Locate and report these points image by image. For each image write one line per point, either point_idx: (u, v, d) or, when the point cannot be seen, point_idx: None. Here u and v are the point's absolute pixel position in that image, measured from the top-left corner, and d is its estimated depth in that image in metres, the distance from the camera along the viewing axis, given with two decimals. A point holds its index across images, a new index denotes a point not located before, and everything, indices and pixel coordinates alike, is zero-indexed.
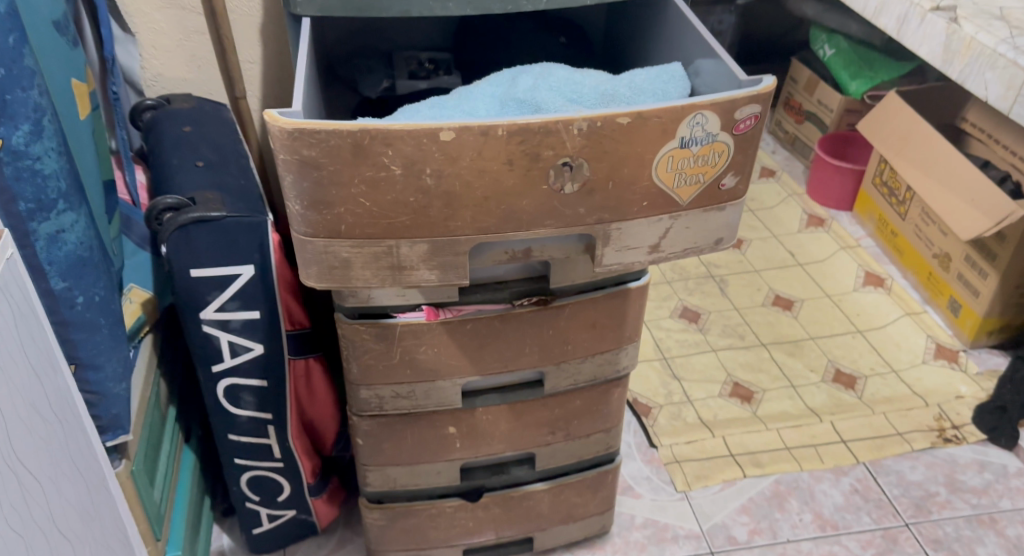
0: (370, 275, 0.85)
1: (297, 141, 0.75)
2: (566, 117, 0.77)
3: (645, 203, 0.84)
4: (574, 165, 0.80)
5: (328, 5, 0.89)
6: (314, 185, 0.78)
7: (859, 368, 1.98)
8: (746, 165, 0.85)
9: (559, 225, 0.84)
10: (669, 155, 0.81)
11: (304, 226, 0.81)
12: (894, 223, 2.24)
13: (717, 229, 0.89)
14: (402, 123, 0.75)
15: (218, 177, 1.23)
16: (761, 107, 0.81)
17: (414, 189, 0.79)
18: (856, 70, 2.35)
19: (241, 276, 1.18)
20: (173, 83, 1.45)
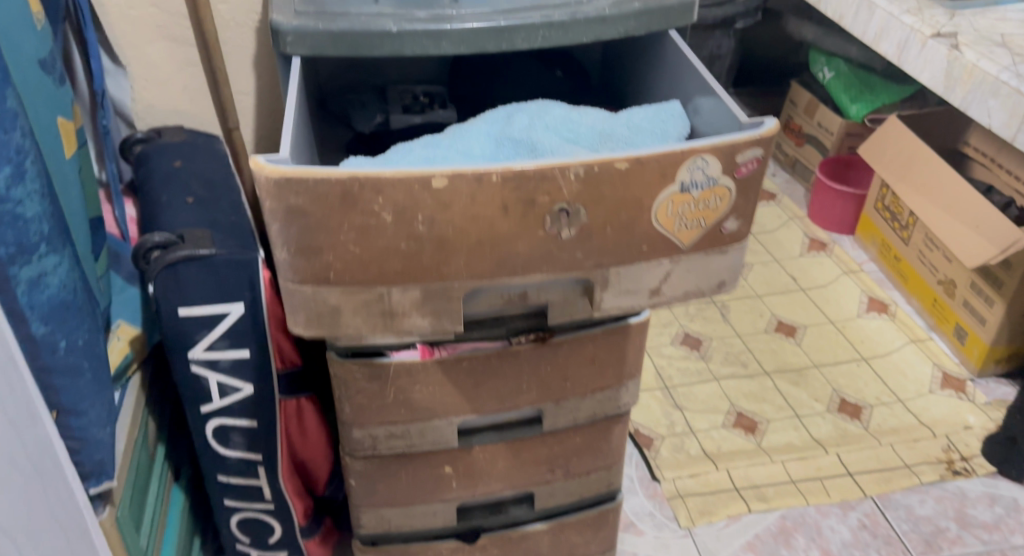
0: (361, 322, 0.82)
1: (283, 189, 0.72)
2: (563, 163, 0.74)
3: (645, 246, 0.82)
4: (571, 211, 0.77)
5: (318, 45, 0.86)
6: (300, 232, 0.75)
7: (865, 398, 1.94)
8: (749, 208, 0.82)
9: (556, 270, 0.81)
10: (669, 200, 0.79)
11: (291, 274, 0.78)
12: (898, 248, 2.20)
13: (719, 271, 0.86)
14: (392, 170, 0.73)
15: (208, 213, 1.21)
16: (763, 150, 0.78)
17: (405, 236, 0.76)
18: (857, 93, 2.32)
19: (230, 315, 1.15)
20: (165, 115, 1.43)
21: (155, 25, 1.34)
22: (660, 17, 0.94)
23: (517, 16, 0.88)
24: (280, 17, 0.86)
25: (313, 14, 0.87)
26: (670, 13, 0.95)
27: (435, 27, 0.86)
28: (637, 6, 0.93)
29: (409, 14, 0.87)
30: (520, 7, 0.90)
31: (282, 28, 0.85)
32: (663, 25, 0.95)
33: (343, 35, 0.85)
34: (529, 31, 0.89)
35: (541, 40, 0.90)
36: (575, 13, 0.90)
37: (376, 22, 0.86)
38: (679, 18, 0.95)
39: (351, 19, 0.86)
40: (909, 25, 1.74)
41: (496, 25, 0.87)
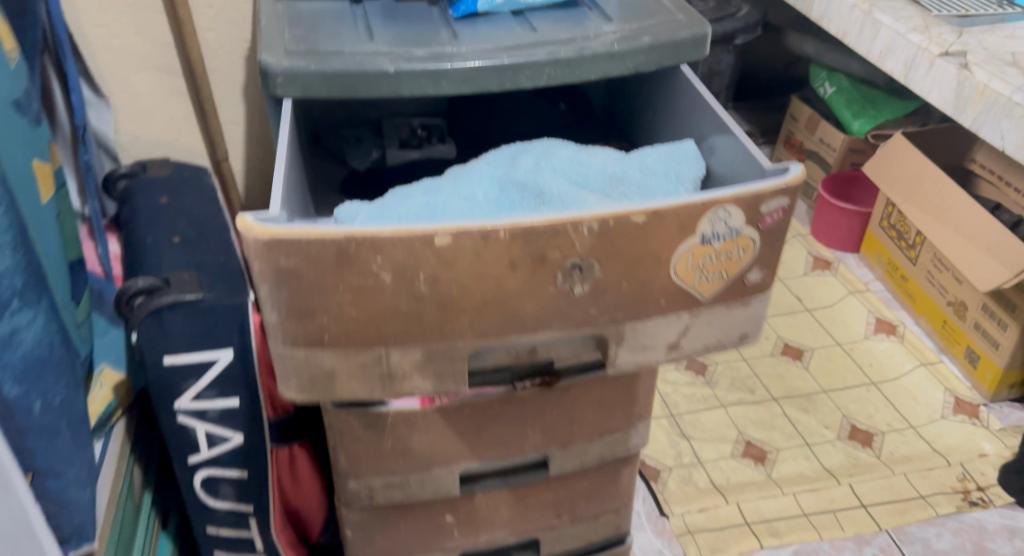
0: (359, 386, 0.76)
1: (274, 251, 0.67)
2: (575, 217, 0.69)
3: (664, 300, 0.76)
4: (584, 267, 0.72)
5: (311, 87, 0.81)
6: (292, 294, 0.69)
7: (875, 423, 1.89)
8: (773, 257, 0.77)
9: (568, 326, 0.76)
10: (689, 253, 0.73)
11: (283, 337, 0.73)
12: (905, 267, 2.13)
13: (741, 323, 0.80)
14: (391, 227, 0.68)
15: (196, 254, 1.14)
16: (788, 200, 0.73)
17: (406, 296, 0.71)
18: (859, 108, 2.25)
19: (218, 362, 1.09)
20: (151, 146, 1.37)
21: (140, 55, 1.28)
22: (672, 52, 0.89)
23: (522, 53, 0.84)
24: (269, 58, 0.81)
25: (304, 54, 0.82)
26: (682, 47, 0.89)
27: (434, 66, 0.82)
28: (646, 41, 0.87)
29: (407, 53, 0.83)
30: (523, 44, 0.86)
31: (270, 70, 0.80)
32: (675, 59, 0.90)
33: (337, 76, 0.80)
34: (534, 70, 0.85)
35: (546, 79, 0.85)
36: (582, 49, 0.86)
37: (371, 61, 0.81)
38: (691, 52, 0.90)
39: (345, 59, 0.81)
40: (916, 43, 1.68)
41: (499, 63, 0.83)
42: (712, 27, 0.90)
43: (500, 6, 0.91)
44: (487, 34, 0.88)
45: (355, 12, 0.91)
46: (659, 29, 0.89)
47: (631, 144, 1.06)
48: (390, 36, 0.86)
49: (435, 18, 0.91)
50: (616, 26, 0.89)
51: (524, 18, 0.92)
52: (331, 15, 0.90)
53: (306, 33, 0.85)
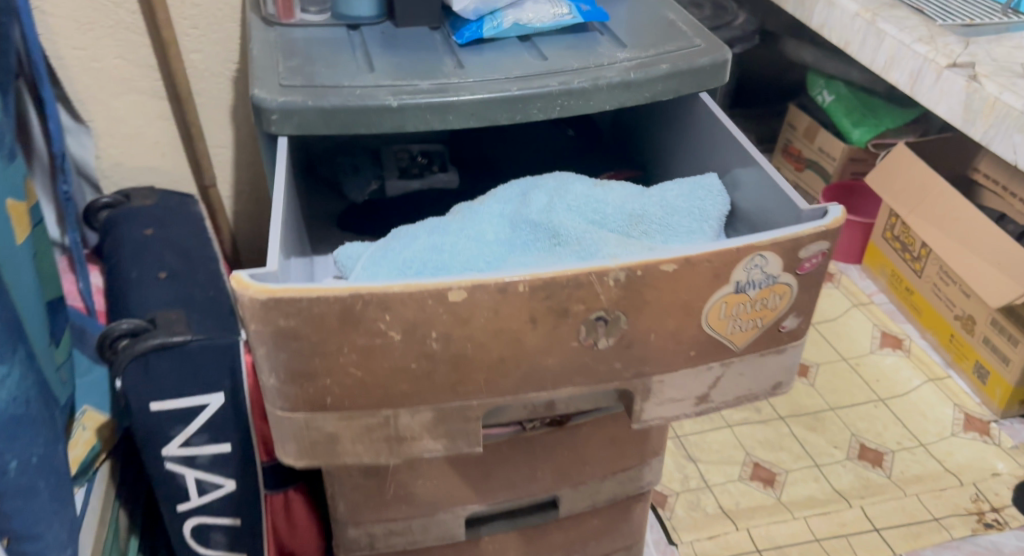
0: (362, 449, 0.76)
1: (273, 310, 0.67)
2: (602, 267, 0.69)
3: (692, 351, 0.77)
4: (610, 318, 0.72)
5: (310, 124, 0.76)
6: (293, 355, 0.70)
7: (885, 442, 1.84)
8: (809, 305, 0.78)
9: (589, 382, 0.76)
10: (723, 301, 0.74)
11: (283, 400, 0.73)
12: (909, 279, 2.07)
13: (774, 372, 0.81)
14: (400, 284, 0.68)
15: (183, 289, 1.07)
16: (827, 244, 0.74)
17: (415, 354, 0.71)
18: (859, 117, 2.12)
19: (209, 406, 1.02)
20: (134, 173, 1.31)
21: (122, 78, 1.21)
22: (691, 79, 0.83)
23: (533, 83, 0.79)
24: (264, 93, 0.76)
25: (301, 88, 0.77)
26: (701, 74, 0.84)
27: (439, 99, 0.77)
28: (664, 68, 0.82)
29: (410, 86, 0.78)
30: (533, 73, 0.80)
31: (265, 106, 0.75)
32: (694, 87, 0.84)
33: (335, 112, 0.76)
34: (546, 100, 0.79)
35: (558, 110, 0.80)
36: (596, 78, 0.80)
37: (371, 95, 0.77)
38: (711, 79, 0.84)
39: (344, 94, 0.77)
40: (923, 54, 1.62)
41: (508, 95, 0.78)
42: (732, 52, 0.84)
43: (507, 32, 0.86)
44: (493, 62, 0.83)
45: (353, 40, 0.86)
46: (677, 56, 0.84)
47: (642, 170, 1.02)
48: (392, 67, 0.81)
49: (439, 45, 0.86)
50: (631, 52, 0.84)
51: (532, 43, 0.86)
52: (328, 44, 0.85)
53: (302, 65, 0.80)
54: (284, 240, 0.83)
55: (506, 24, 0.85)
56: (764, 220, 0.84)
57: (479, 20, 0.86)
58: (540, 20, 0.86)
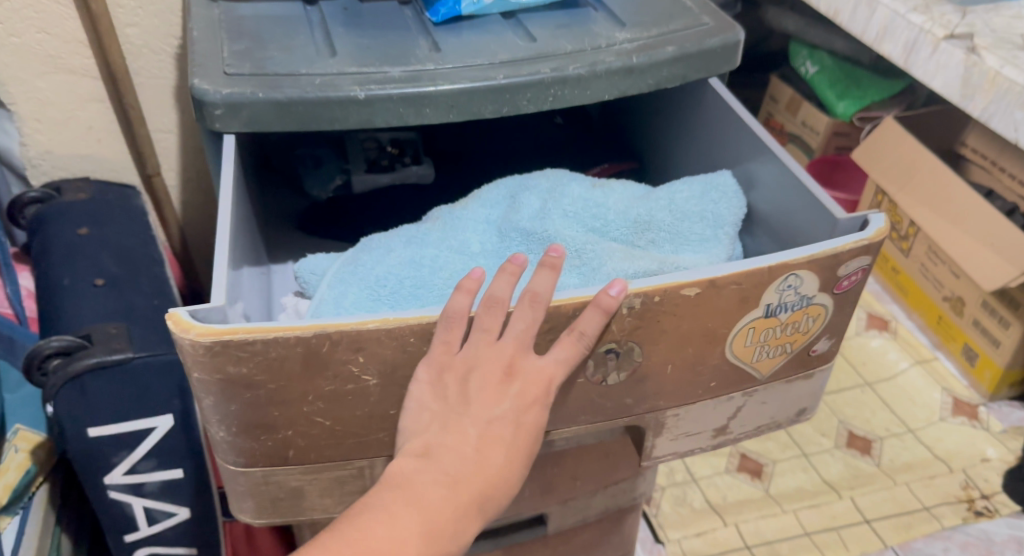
0: (332, 501, 0.79)
1: (219, 355, 0.65)
2: (618, 292, 0.69)
3: (712, 383, 0.79)
4: (623, 350, 0.73)
5: (261, 119, 0.65)
6: (245, 405, 0.69)
7: (874, 429, 1.76)
8: (838, 329, 0.80)
9: (599, 417, 0.78)
10: (751, 326, 0.75)
11: (236, 453, 0.74)
12: (897, 260, 1.98)
13: (801, 399, 0.85)
14: (372, 322, 0.67)
15: (122, 298, 0.95)
16: (870, 259, 0.74)
17: (392, 399, 0.72)
18: (843, 89, 1.98)
19: (156, 430, 0.91)
20: (68, 160, 1.18)
21: (49, 56, 1.08)
22: (699, 64, 0.73)
23: (522, 69, 0.68)
24: (205, 82, 0.64)
25: (251, 77, 0.65)
26: (712, 57, 0.73)
27: (414, 89, 0.66)
28: (671, 51, 0.71)
29: (380, 74, 0.67)
30: (521, 58, 0.70)
31: (208, 99, 0.64)
32: (702, 72, 0.74)
33: (292, 105, 0.65)
34: (537, 90, 0.69)
35: (551, 101, 0.70)
36: (594, 63, 0.69)
37: (334, 85, 0.65)
38: (723, 61, 0.74)
39: (302, 82, 0.65)
40: (918, 24, 1.42)
41: (493, 84, 0.67)
42: (746, 31, 0.74)
43: (489, 7, 0.75)
44: (475, 44, 0.72)
45: (310, 18, 0.74)
46: (684, 35, 0.73)
47: (632, 168, 1.00)
48: (358, 51, 0.70)
49: (411, 24, 0.74)
50: (632, 32, 0.73)
51: (518, 20, 0.75)
52: (281, 23, 0.73)
53: (250, 48, 0.68)
54: (240, 251, 0.76)
55: None
56: (786, 221, 0.82)
57: None
58: None
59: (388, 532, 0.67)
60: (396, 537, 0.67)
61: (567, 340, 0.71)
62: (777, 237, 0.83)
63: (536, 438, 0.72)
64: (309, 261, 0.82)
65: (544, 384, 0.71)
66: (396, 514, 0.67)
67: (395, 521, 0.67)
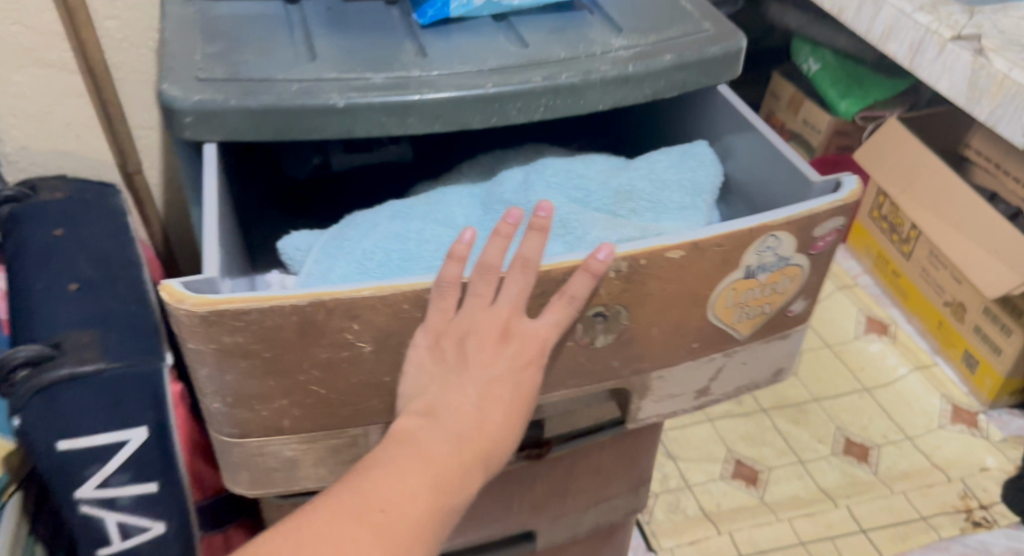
0: (325, 471, 0.78)
1: (214, 325, 0.64)
2: (606, 259, 0.68)
3: (695, 343, 0.80)
4: (611, 313, 0.73)
5: (233, 128, 0.61)
6: (240, 376, 0.69)
7: (871, 436, 1.71)
8: (815, 288, 0.81)
9: (586, 381, 0.78)
10: (731, 288, 0.76)
11: (231, 425, 0.73)
12: (897, 262, 1.95)
13: (778, 359, 0.87)
14: (365, 289, 0.66)
15: (99, 303, 0.91)
16: (845, 220, 0.75)
17: (387, 367, 0.71)
18: (846, 88, 1.94)
19: (129, 442, 0.87)
20: (46, 157, 1.13)
21: (25, 48, 1.04)
22: (699, 73, 0.69)
23: (512, 77, 0.65)
24: (174, 89, 0.60)
25: (223, 83, 0.61)
26: (712, 65, 0.70)
27: (398, 98, 0.63)
28: (669, 59, 0.68)
29: (361, 81, 0.63)
30: (511, 65, 0.66)
31: (177, 106, 0.60)
32: (702, 82, 0.70)
33: (267, 113, 0.61)
34: (527, 99, 0.65)
35: (541, 111, 0.66)
36: (587, 71, 0.66)
37: (312, 92, 0.62)
38: (724, 71, 0.71)
39: (277, 90, 0.62)
40: (925, 24, 1.35)
41: (481, 93, 0.64)
42: (748, 39, 0.70)
43: (479, 9, 0.71)
44: (463, 48, 0.68)
45: (290, 18, 0.70)
46: (683, 42, 0.69)
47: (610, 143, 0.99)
48: (340, 55, 0.66)
49: (397, 25, 0.71)
50: (628, 38, 0.69)
51: (509, 24, 0.71)
52: (258, 23, 0.69)
53: (224, 51, 0.65)
54: (225, 252, 0.73)
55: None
56: (762, 190, 0.83)
57: None
58: None
59: (399, 486, 0.65)
60: (406, 492, 0.65)
61: (559, 304, 0.70)
62: (754, 206, 0.85)
63: (531, 399, 0.72)
64: (294, 238, 0.79)
65: (540, 346, 0.71)
66: (404, 470, 0.66)
67: (404, 476, 0.66)
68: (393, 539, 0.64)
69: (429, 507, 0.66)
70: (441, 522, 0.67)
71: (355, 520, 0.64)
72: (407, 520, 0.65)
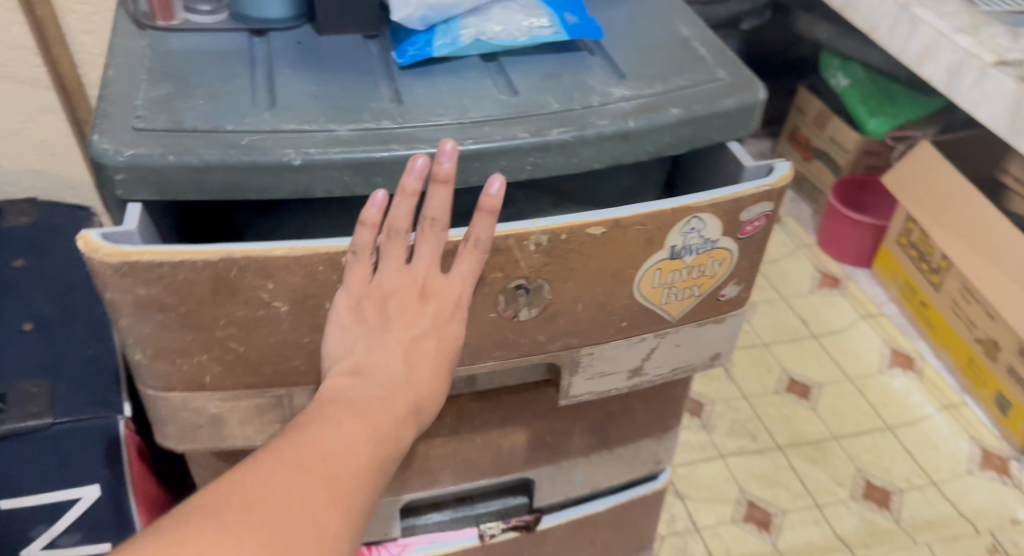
0: (254, 430, 0.69)
1: (128, 277, 0.57)
2: (522, 231, 0.61)
3: (624, 322, 0.69)
4: (532, 287, 0.64)
5: (172, 186, 0.54)
6: (158, 329, 0.61)
7: (893, 480, 1.44)
8: (750, 273, 0.71)
9: (513, 354, 0.68)
10: (656, 268, 0.66)
11: (155, 378, 0.65)
12: (925, 293, 1.67)
13: (715, 343, 0.75)
14: (283, 247, 0.58)
15: (51, 348, 0.85)
16: (772, 206, 0.65)
17: (307, 327, 0.63)
18: (876, 104, 1.74)
19: (80, 501, 0.81)
20: (17, 175, 1.05)
21: None
22: (709, 127, 0.62)
23: (496, 133, 0.58)
24: (106, 141, 0.53)
25: (164, 135, 0.54)
26: (725, 120, 0.62)
27: (364, 155, 0.55)
28: (675, 113, 0.61)
29: (322, 134, 0.56)
30: (497, 117, 0.59)
31: (108, 161, 0.53)
32: (715, 137, 0.63)
33: (212, 171, 0.54)
34: (513, 157, 0.58)
35: (529, 169, 0.59)
36: (582, 127, 0.59)
37: (265, 147, 0.54)
38: (739, 125, 0.63)
39: (224, 143, 0.54)
40: (964, 47, 1.19)
41: (461, 150, 0.57)
42: (767, 92, 0.63)
43: (466, 49, 0.64)
44: (445, 95, 0.61)
45: (253, 54, 0.63)
46: (693, 94, 0.62)
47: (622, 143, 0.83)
48: (305, 100, 0.58)
49: (373, 64, 0.63)
50: (631, 87, 0.62)
51: (500, 64, 0.65)
52: (215, 60, 0.61)
53: (171, 95, 0.57)
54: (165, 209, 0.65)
55: (465, 39, 0.64)
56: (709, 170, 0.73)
57: (429, 31, 0.64)
58: (511, 35, 0.64)
59: (339, 435, 0.56)
60: (348, 440, 0.56)
61: (467, 252, 0.61)
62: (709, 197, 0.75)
63: (453, 354, 0.64)
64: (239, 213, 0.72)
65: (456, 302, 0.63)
66: (342, 421, 0.56)
67: (343, 427, 0.56)
68: (340, 489, 0.53)
69: (371, 458, 0.56)
70: (382, 477, 0.57)
71: (296, 468, 0.53)
72: (351, 468, 0.55)
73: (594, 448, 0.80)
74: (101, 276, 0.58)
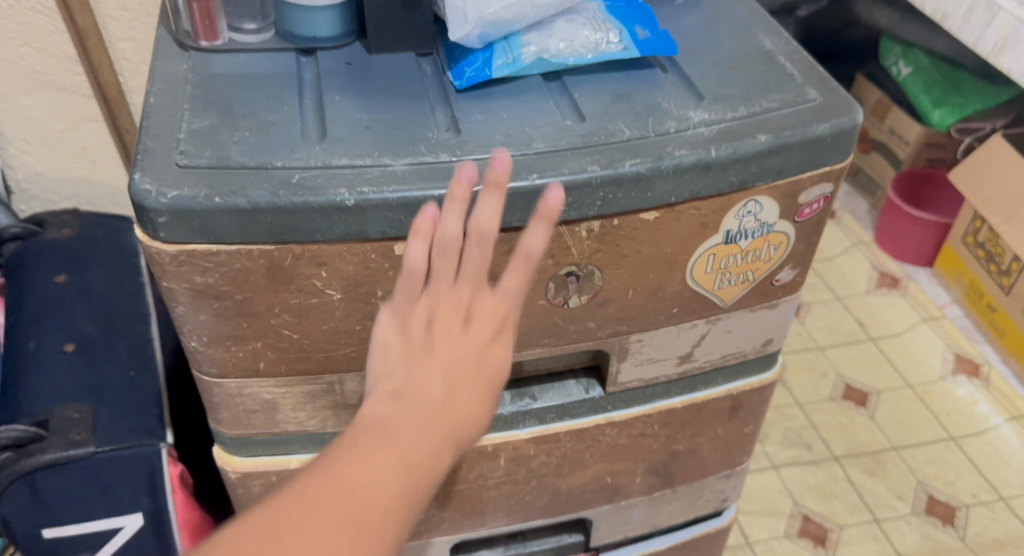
0: (307, 417, 0.64)
1: (185, 266, 0.53)
2: (573, 218, 0.55)
3: (675, 309, 0.63)
4: (583, 274, 0.58)
5: (218, 228, 0.52)
6: (214, 317, 0.56)
7: (958, 495, 1.25)
8: (808, 256, 0.64)
9: (562, 342, 0.63)
10: (710, 254, 0.60)
11: (209, 365, 0.60)
12: (993, 295, 1.43)
13: (767, 329, 0.69)
14: (337, 235, 0.53)
15: (91, 369, 0.82)
16: (833, 187, 0.59)
17: (359, 315, 0.58)
18: (940, 92, 1.48)
19: (122, 530, 0.79)
20: (59, 183, 1.03)
21: (32, 70, 0.93)
22: (800, 155, 0.57)
23: (563, 165, 0.54)
24: (149, 179, 0.51)
25: (209, 172, 0.52)
26: (816, 148, 0.57)
27: (420, 193, 0.52)
28: (761, 141, 0.55)
29: (377, 170, 0.53)
30: (565, 147, 0.55)
31: (150, 203, 0.51)
32: (803, 166, 0.57)
33: (260, 212, 0.51)
34: (581, 192, 0.54)
35: (598, 206, 0.55)
36: (659, 156, 0.54)
37: (315, 185, 0.52)
38: (834, 152, 0.58)
39: (274, 182, 0.52)
40: None
41: (524, 185, 0.53)
42: (863, 115, 0.57)
43: (528, 68, 0.59)
44: (505, 123, 0.57)
45: (302, 76, 0.59)
46: (780, 117, 0.57)
47: None
48: (358, 133, 0.55)
49: (428, 88, 0.59)
50: (711, 110, 0.57)
51: (563, 84, 0.60)
52: (261, 83, 0.58)
53: (215, 126, 0.55)
54: None
55: (526, 58, 0.59)
56: None
57: (487, 49, 0.60)
58: (576, 51, 0.59)
59: (368, 468, 0.47)
60: (378, 473, 0.47)
61: (518, 265, 0.53)
62: None
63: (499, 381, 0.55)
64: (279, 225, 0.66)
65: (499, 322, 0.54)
66: (374, 451, 0.48)
67: (374, 461, 0.47)
68: (364, 532, 0.45)
69: (403, 495, 0.47)
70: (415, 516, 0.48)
71: (315, 508, 0.44)
72: (377, 509, 0.46)
73: (656, 488, 0.77)
74: (158, 264, 0.53)
